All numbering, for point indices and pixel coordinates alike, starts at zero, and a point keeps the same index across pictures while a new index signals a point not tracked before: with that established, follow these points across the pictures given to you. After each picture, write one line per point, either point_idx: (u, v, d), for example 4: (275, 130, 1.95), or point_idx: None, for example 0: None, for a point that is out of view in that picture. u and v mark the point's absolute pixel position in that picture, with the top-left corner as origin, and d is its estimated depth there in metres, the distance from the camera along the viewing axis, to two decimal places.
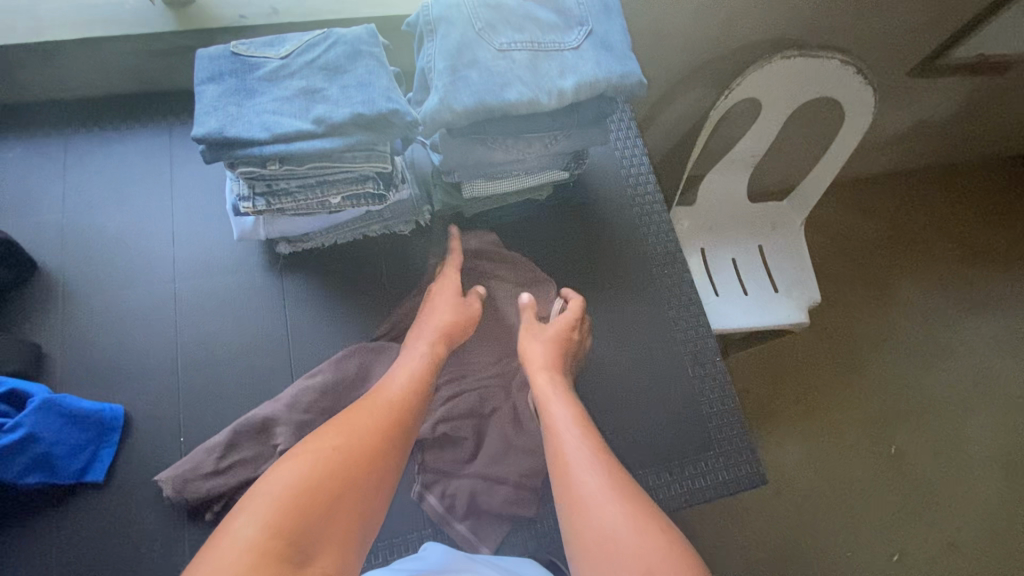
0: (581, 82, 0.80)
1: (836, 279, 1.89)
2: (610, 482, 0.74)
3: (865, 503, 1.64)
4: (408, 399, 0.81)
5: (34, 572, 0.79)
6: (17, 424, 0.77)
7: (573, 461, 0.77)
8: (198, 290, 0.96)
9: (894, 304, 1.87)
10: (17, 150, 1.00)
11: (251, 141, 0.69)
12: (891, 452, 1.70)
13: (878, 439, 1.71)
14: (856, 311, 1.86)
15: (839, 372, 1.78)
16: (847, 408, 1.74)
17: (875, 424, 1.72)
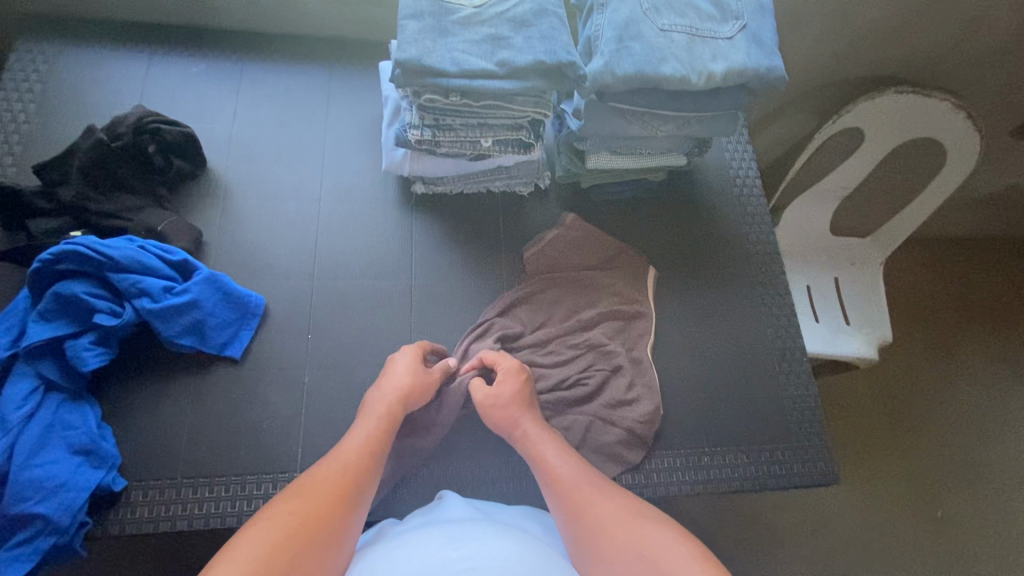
0: (730, 68, 0.87)
1: (905, 322, 1.72)
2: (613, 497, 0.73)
3: (907, 566, 1.46)
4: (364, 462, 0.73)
5: (171, 424, 0.88)
6: (186, 289, 0.88)
7: (573, 486, 0.74)
8: (338, 212, 1.06)
9: (955, 364, 1.68)
10: (200, 67, 1.12)
11: (441, 72, 0.79)
12: (936, 514, 1.52)
13: (922, 498, 1.53)
14: (920, 363, 1.68)
15: (901, 420, 1.62)
16: (905, 460, 1.57)
17: (925, 484, 1.55)
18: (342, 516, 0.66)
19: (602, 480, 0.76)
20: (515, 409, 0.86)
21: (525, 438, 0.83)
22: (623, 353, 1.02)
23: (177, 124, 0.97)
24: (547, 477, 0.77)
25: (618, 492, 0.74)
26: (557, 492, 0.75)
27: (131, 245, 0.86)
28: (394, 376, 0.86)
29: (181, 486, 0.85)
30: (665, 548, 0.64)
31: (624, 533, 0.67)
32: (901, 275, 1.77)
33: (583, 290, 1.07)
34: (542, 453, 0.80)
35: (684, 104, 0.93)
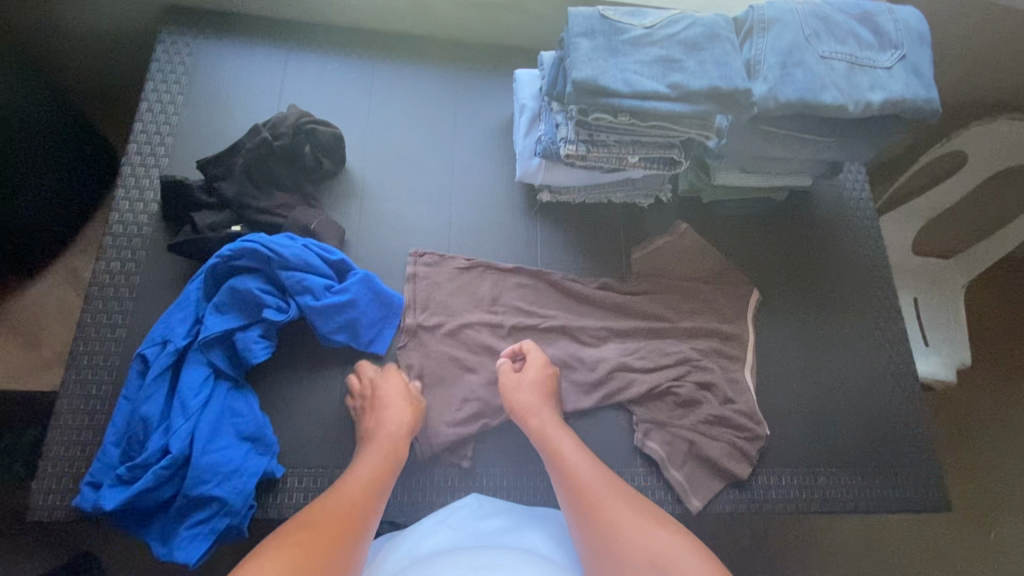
0: (888, 99, 0.88)
1: (983, 348, 1.71)
2: (620, 498, 0.77)
3: None
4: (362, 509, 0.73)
5: (322, 415, 0.92)
6: (343, 288, 0.91)
7: (588, 484, 0.79)
8: (467, 216, 1.09)
9: None
10: (335, 65, 1.15)
11: (614, 92, 0.81)
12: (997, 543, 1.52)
13: (987, 523, 1.54)
14: (997, 390, 1.67)
15: (969, 447, 1.61)
16: (973, 487, 1.57)
17: (988, 509, 1.55)
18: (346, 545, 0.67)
19: (614, 484, 0.79)
20: (535, 399, 0.90)
21: (546, 437, 0.86)
22: (716, 370, 1.02)
23: (328, 125, 0.99)
24: (566, 478, 0.80)
25: (634, 497, 0.78)
26: (573, 494, 0.78)
27: (296, 244, 0.90)
28: (396, 409, 0.87)
29: (334, 475, 0.89)
30: (679, 559, 0.67)
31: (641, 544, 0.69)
32: (980, 301, 1.76)
33: (700, 303, 1.08)
34: (561, 447, 0.84)
35: (831, 129, 0.94)
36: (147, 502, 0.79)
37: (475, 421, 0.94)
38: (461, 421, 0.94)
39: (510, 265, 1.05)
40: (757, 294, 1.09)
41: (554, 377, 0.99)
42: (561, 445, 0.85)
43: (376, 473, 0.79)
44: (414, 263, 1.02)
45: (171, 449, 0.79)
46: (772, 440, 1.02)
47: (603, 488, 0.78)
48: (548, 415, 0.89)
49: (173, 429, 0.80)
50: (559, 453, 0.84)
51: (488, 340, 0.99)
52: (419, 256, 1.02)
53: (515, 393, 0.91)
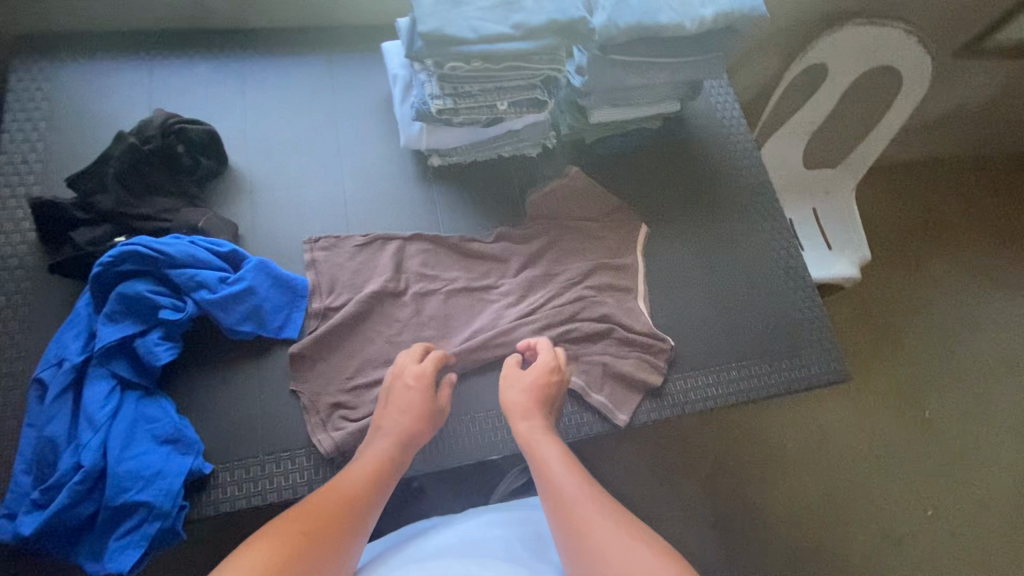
0: (719, 12, 0.96)
1: (881, 244, 1.86)
2: (607, 514, 0.77)
3: (901, 458, 1.60)
4: (354, 500, 0.78)
5: (243, 407, 0.92)
6: (240, 278, 0.91)
7: (569, 499, 0.79)
8: (362, 192, 1.11)
9: (927, 275, 1.84)
10: (203, 69, 1.14)
11: (462, 40, 0.84)
12: (925, 415, 1.66)
13: (911, 400, 1.68)
14: (894, 279, 1.83)
15: (882, 334, 1.75)
16: (892, 369, 1.71)
17: (908, 386, 1.69)
18: (330, 539, 0.73)
19: (600, 498, 0.79)
20: (523, 410, 0.91)
21: (529, 447, 0.87)
22: (612, 302, 1.08)
23: (199, 123, 0.99)
24: (548, 490, 0.81)
25: (619, 514, 0.77)
26: (557, 507, 0.79)
27: (182, 241, 0.89)
28: (414, 405, 0.89)
29: (265, 462, 0.90)
30: None
31: (627, 568, 0.69)
32: (871, 203, 1.92)
33: (599, 236, 1.14)
34: (544, 459, 0.85)
35: (677, 50, 1.01)
36: (70, 522, 0.78)
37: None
38: (384, 387, 0.96)
39: (408, 234, 1.07)
40: (646, 227, 1.16)
41: (467, 330, 1.03)
42: (540, 452, 0.86)
43: (376, 468, 0.82)
44: (310, 250, 1.03)
45: (84, 463, 0.78)
46: (682, 348, 1.08)
47: (586, 505, 0.78)
48: (531, 424, 0.90)
49: (83, 445, 0.79)
50: (542, 464, 0.84)
51: (399, 306, 1.02)
52: (310, 240, 1.04)
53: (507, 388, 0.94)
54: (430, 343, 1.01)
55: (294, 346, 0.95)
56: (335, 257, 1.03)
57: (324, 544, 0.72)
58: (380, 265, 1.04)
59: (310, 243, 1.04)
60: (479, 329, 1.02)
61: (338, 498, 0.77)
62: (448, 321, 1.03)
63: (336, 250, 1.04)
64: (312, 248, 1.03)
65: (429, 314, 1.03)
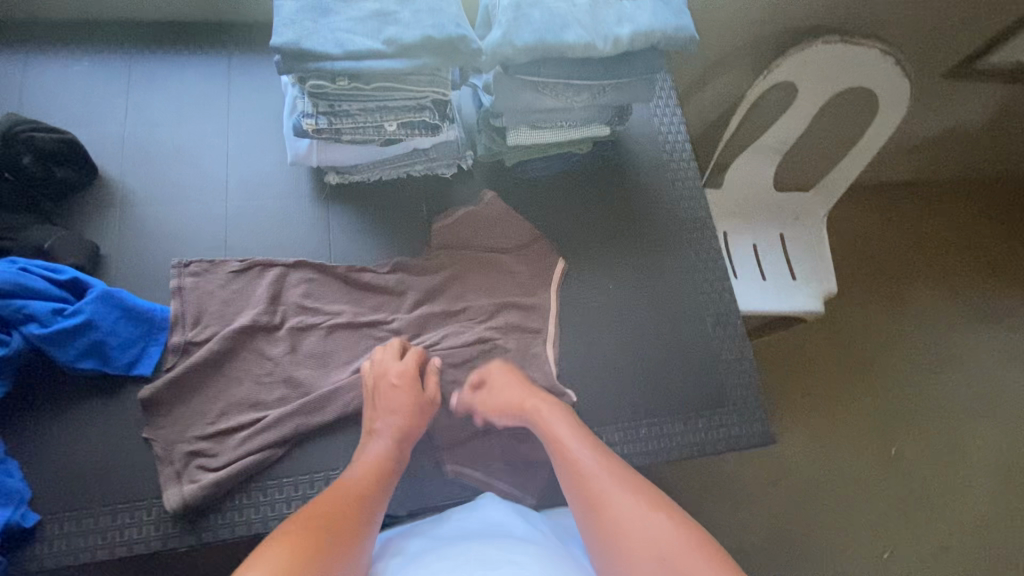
0: (637, 31, 0.84)
1: (858, 269, 1.73)
2: (630, 486, 0.75)
3: (860, 498, 1.49)
4: (369, 492, 0.76)
5: (82, 452, 0.83)
6: (78, 310, 0.82)
7: (590, 472, 0.77)
8: (248, 210, 1.01)
9: (906, 305, 1.71)
10: (83, 65, 1.04)
11: (324, 55, 0.73)
12: (892, 453, 1.55)
13: (878, 437, 1.56)
14: (869, 307, 1.69)
15: (853, 365, 1.62)
16: (861, 403, 1.59)
17: (876, 421, 1.57)
18: (357, 523, 0.71)
19: (620, 468, 0.78)
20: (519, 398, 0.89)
21: (542, 428, 0.85)
22: (514, 347, 0.98)
23: (53, 130, 0.89)
24: (565, 464, 0.79)
25: (639, 484, 0.76)
26: (575, 481, 0.78)
27: (10, 268, 0.80)
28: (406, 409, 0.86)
29: (100, 514, 0.81)
30: (685, 552, 0.67)
31: (650, 537, 0.69)
32: (851, 224, 1.78)
33: (509, 272, 1.04)
34: (557, 434, 0.83)
35: (594, 71, 0.89)
36: None
37: (261, 431, 0.87)
38: (246, 433, 0.87)
39: (290, 260, 0.98)
40: (563, 261, 1.05)
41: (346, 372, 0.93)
42: (555, 428, 0.84)
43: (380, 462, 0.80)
44: (178, 275, 0.93)
45: None
46: (587, 402, 0.99)
47: (609, 478, 0.76)
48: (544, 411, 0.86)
49: None
50: (557, 440, 0.83)
51: (272, 344, 0.93)
52: (181, 262, 0.94)
53: (494, 399, 0.90)
54: (303, 385, 0.91)
55: (146, 387, 0.86)
56: (208, 283, 0.94)
57: (347, 526, 0.69)
58: (256, 297, 0.94)
59: (180, 266, 0.94)
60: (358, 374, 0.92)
61: (356, 490, 0.75)
62: (328, 362, 0.94)
63: (210, 275, 0.94)
64: (182, 272, 0.93)
65: (306, 352, 0.93)
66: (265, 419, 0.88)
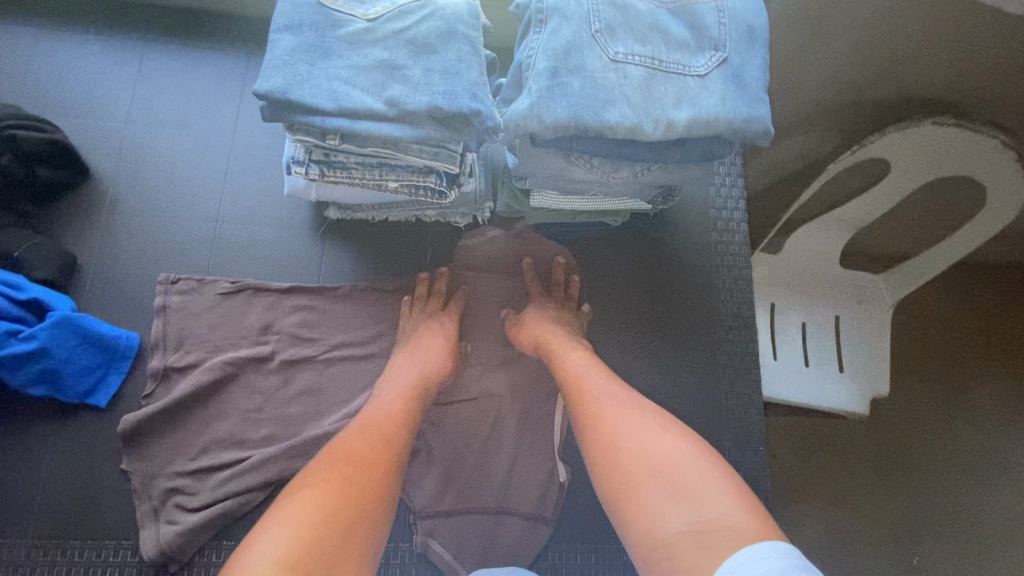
0: (697, 119, 0.68)
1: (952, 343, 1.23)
2: (631, 402, 0.69)
3: None
4: (395, 419, 0.71)
5: (22, 479, 0.79)
6: (31, 335, 0.76)
7: (590, 393, 0.72)
8: (239, 234, 0.92)
9: (1001, 399, 1.20)
10: (94, 48, 0.97)
11: (314, 108, 0.62)
12: (918, 567, 1.15)
13: (904, 544, 1.16)
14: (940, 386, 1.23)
15: (896, 450, 1.21)
16: (894, 499, 1.18)
17: (910, 524, 1.17)
18: (383, 459, 0.65)
19: (621, 387, 0.73)
20: (540, 326, 0.86)
21: (550, 356, 0.81)
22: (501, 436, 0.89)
23: (39, 129, 0.83)
24: (567, 386, 0.75)
25: (643, 405, 0.69)
26: (574, 401, 0.72)
27: None
28: (431, 351, 0.84)
29: (30, 548, 0.77)
30: (681, 467, 0.60)
31: (647, 451, 0.62)
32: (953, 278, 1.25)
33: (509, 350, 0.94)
34: (560, 358, 0.80)
35: (637, 151, 0.74)
36: None
37: (242, 472, 0.81)
38: (227, 473, 0.81)
39: (284, 286, 0.90)
40: (586, 309, 0.95)
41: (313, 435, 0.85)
42: (560, 355, 0.80)
43: (403, 396, 0.75)
44: (164, 292, 0.87)
45: None
46: (569, 509, 0.89)
47: (609, 397, 0.70)
48: (558, 340, 0.83)
49: None
50: (561, 363, 0.79)
51: (238, 386, 0.85)
52: (184, 275, 0.89)
53: (524, 327, 0.88)
54: (293, 423, 0.85)
55: (130, 417, 0.81)
56: (199, 302, 0.88)
57: (376, 462, 0.64)
58: (235, 334, 0.87)
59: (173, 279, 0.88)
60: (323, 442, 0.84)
61: (377, 416, 0.71)
62: (295, 424, 0.85)
63: (202, 289, 0.88)
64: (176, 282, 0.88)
65: (299, 388, 0.87)
66: (248, 460, 0.82)
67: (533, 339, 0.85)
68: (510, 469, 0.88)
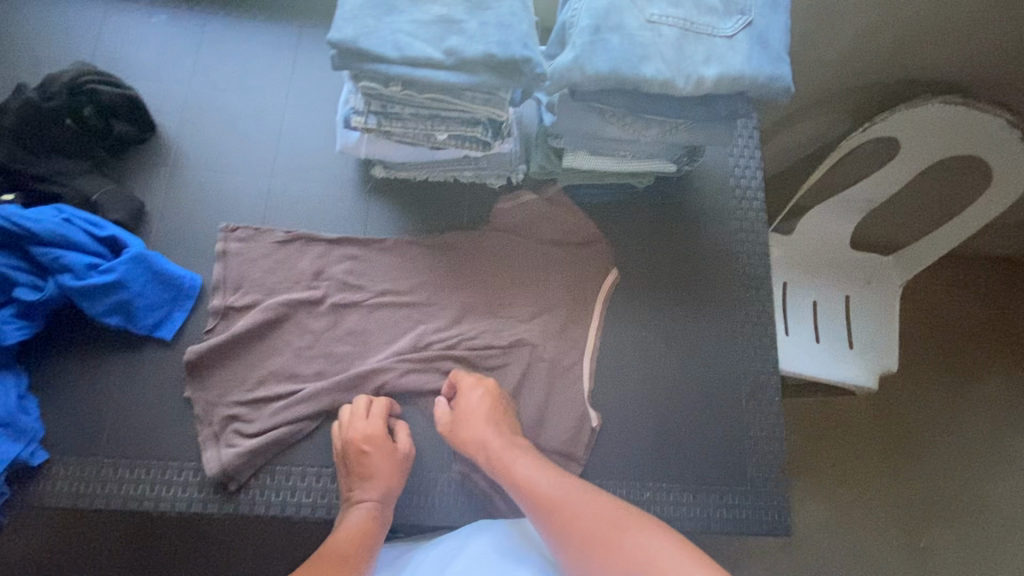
0: (725, 75, 0.75)
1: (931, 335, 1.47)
2: (593, 502, 0.75)
3: None
4: (353, 560, 0.74)
5: (95, 403, 0.86)
6: (110, 268, 0.84)
7: (552, 499, 0.76)
8: (292, 189, 1.00)
9: (974, 391, 1.44)
10: (160, 18, 1.05)
11: (380, 57, 0.69)
12: (916, 543, 1.33)
13: (902, 523, 1.34)
14: (925, 380, 1.44)
15: (888, 442, 1.40)
16: (889, 486, 1.37)
17: (906, 508, 1.35)
18: None
19: (580, 484, 0.78)
20: (486, 433, 0.85)
21: (502, 462, 0.82)
22: (533, 378, 0.95)
23: (118, 86, 0.90)
24: (525, 492, 0.78)
25: (606, 504, 0.74)
26: (536, 506, 0.76)
27: (55, 217, 0.82)
28: (381, 478, 0.83)
29: (103, 464, 0.84)
30: (653, 562, 0.66)
31: (621, 547, 0.69)
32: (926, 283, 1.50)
33: (541, 301, 1.00)
34: (516, 468, 0.81)
35: (668, 108, 0.81)
36: None
37: (295, 404, 0.88)
38: (281, 404, 0.88)
39: (334, 236, 0.97)
40: (616, 272, 1.02)
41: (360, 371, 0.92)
42: (516, 467, 0.81)
43: (359, 534, 0.77)
44: (224, 239, 0.94)
45: None
46: (597, 449, 0.95)
47: (573, 500, 0.75)
48: (518, 460, 0.81)
49: None
50: (514, 475, 0.81)
51: (292, 325, 0.92)
52: (242, 225, 0.96)
53: (466, 430, 0.86)
54: (342, 360, 0.92)
55: (194, 349, 0.88)
56: (254, 249, 0.95)
57: None
58: (290, 277, 0.95)
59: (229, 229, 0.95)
60: (369, 378, 0.91)
61: (338, 557, 0.74)
62: (343, 361, 0.92)
63: (257, 237, 0.95)
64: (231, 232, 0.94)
65: (347, 329, 0.94)
66: (300, 392, 0.89)
67: (476, 445, 0.85)
68: (541, 410, 0.94)
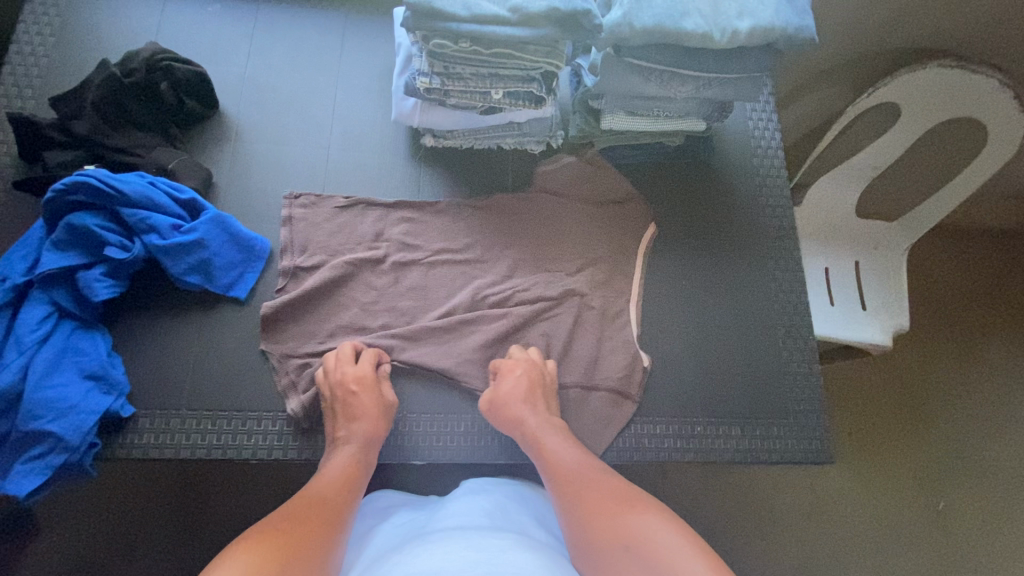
0: (757, 27, 0.83)
1: (940, 305, 1.55)
2: (606, 483, 0.77)
3: (897, 549, 1.34)
4: (340, 493, 0.76)
5: (177, 359, 0.91)
6: (193, 228, 0.90)
7: (571, 475, 0.78)
8: (347, 159, 1.06)
9: (982, 360, 1.51)
10: (214, 7, 1.11)
11: (451, 15, 0.77)
12: (936, 509, 1.38)
13: (922, 491, 1.39)
14: (936, 350, 1.52)
15: (905, 413, 1.46)
16: (906, 454, 1.42)
17: (925, 474, 1.41)
18: (323, 528, 0.68)
19: (599, 466, 0.80)
20: (522, 410, 0.88)
21: (532, 438, 0.86)
22: (584, 324, 1.01)
23: (189, 64, 0.98)
24: (548, 467, 0.81)
25: (617, 487, 0.76)
26: (556, 481, 0.79)
27: (141, 181, 0.89)
28: (366, 420, 0.85)
29: (187, 417, 0.88)
30: (652, 538, 0.65)
31: (622, 523, 0.68)
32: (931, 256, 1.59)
33: (586, 254, 1.06)
34: (544, 444, 0.84)
35: (703, 62, 0.89)
36: None
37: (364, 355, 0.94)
38: None
39: (391, 201, 1.03)
40: (654, 227, 1.08)
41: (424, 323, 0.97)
42: (544, 442, 0.84)
43: (347, 469, 0.79)
44: (289, 206, 1.00)
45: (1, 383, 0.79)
46: (649, 389, 1.00)
47: (589, 478, 0.77)
48: (548, 436, 0.84)
49: (6, 364, 0.80)
50: (542, 448, 0.84)
51: (356, 283, 0.98)
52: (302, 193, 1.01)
53: (503, 407, 0.89)
54: (406, 314, 0.98)
55: (266, 305, 0.93)
56: (315, 216, 1.00)
57: (319, 529, 0.68)
58: (351, 239, 1.00)
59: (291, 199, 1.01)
60: (433, 329, 0.96)
61: (323, 489, 0.75)
62: (407, 315, 0.97)
63: (317, 206, 1.01)
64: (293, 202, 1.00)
65: (408, 285, 0.99)
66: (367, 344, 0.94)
67: (513, 423, 0.88)
68: (594, 354, 1.00)
